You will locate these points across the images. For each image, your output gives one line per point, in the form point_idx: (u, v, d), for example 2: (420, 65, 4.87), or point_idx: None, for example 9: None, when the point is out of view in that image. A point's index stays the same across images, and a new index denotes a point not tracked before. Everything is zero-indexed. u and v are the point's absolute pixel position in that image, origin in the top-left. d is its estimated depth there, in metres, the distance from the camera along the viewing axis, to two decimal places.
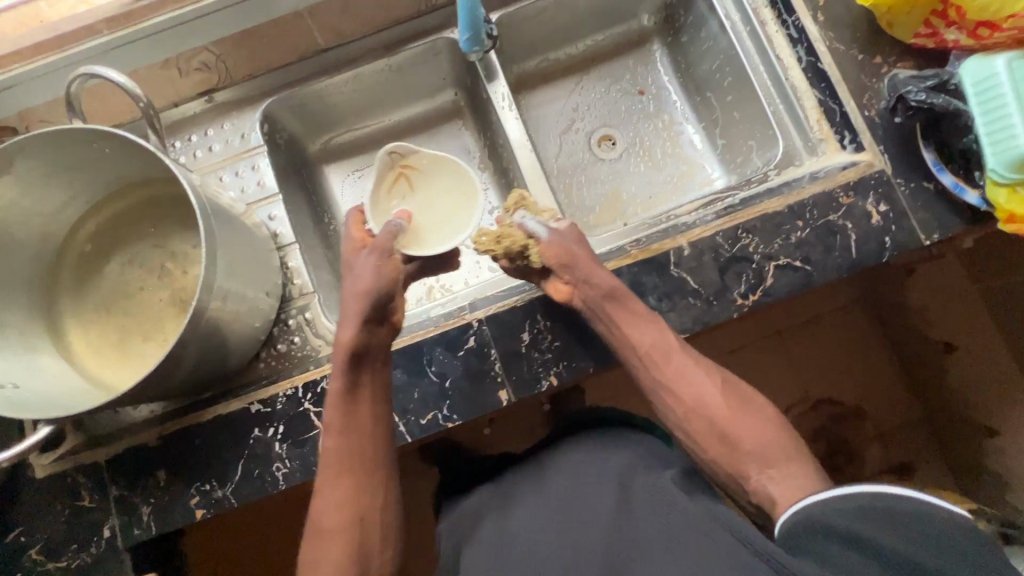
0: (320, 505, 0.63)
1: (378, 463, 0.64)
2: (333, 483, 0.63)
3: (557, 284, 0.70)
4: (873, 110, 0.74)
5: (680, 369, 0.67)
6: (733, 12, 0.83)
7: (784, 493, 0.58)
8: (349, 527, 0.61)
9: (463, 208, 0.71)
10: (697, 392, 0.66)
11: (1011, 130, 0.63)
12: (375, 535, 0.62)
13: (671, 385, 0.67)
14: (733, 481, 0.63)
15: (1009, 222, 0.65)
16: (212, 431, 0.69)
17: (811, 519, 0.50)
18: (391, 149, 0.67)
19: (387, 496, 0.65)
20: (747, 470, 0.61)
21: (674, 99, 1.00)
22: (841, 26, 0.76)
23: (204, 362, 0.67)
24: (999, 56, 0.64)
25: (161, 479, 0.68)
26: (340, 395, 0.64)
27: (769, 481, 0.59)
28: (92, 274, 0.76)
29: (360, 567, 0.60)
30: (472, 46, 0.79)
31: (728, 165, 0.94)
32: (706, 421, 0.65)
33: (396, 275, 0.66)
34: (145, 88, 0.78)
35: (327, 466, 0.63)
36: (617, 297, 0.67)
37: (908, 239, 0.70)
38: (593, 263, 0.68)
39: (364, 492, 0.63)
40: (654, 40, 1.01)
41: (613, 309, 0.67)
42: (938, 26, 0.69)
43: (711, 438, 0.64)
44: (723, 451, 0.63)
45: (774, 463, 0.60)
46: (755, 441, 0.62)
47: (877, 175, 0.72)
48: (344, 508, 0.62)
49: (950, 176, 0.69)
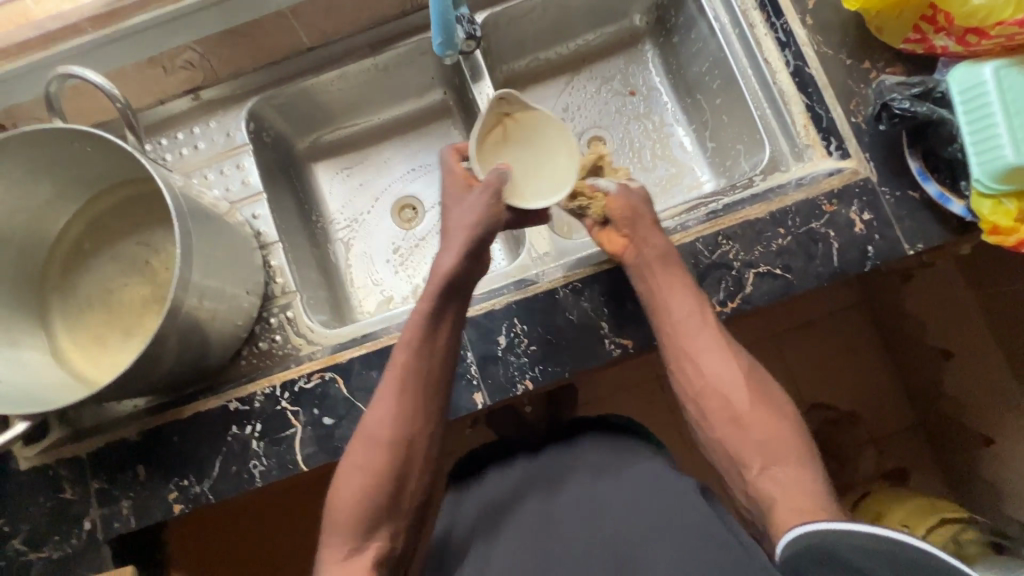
0: (374, 420, 0.63)
1: (437, 398, 0.65)
2: (393, 401, 0.63)
3: (614, 236, 0.73)
4: (859, 116, 0.73)
5: (712, 344, 0.67)
6: (722, 14, 0.82)
7: (778, 492, 0.58)
8: (397, 447, 0.62)
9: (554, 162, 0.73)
10: (717, 375, 0.66)
11: (997, 139, 0.61)
12: (415, 462, 0.64)
13: (695, 361, 0.67)
14: (732, 471, 0.63)
15: (993, 233, 0.64)
16: (192, 427, 0.70)
17: (825, 547, 0.46)
18: (501, 96, 0.69)
19: (434, 433, 0.65)
20: (749, 462, 0.62)
21: (664, 100, 0.99)
22: (829, 30, 0.75)
23: (183, 358, 0.68)
24: (987, 64, 0.63)
25: (141, 474, 0.69)
26: (426, 320, 0.66)
27: (771, 478, 0.59)
28: (80, 270, 0.77)
29: (394, 488, 0.62)
30: (446, 51, 0.76)
31: (716, 168, 0.93)
32: (723, 403, 0.65)
33: (498, 218, 0.68)
34: (130, 87, 0.78)
35: (391, 385, 0.64)
36: (671, 263, 0.69)
37: (891, 248, 0.69)
38: (654, 228, 0.71)
39: (417, 418, 0.64)
40: (645, 40, 1.00)
41: (663, 273, 0.68)
42: (928, 32, 0.67)
43: (724, 419, 0.64)
44: (733, 434, 0.64)
45: (779, 460, 0.60)
46: (766, 434, 0.62)
47: (862, 183, 0.71)
48: (395, 430, 0.63)
49: (935, 185, 0.68)
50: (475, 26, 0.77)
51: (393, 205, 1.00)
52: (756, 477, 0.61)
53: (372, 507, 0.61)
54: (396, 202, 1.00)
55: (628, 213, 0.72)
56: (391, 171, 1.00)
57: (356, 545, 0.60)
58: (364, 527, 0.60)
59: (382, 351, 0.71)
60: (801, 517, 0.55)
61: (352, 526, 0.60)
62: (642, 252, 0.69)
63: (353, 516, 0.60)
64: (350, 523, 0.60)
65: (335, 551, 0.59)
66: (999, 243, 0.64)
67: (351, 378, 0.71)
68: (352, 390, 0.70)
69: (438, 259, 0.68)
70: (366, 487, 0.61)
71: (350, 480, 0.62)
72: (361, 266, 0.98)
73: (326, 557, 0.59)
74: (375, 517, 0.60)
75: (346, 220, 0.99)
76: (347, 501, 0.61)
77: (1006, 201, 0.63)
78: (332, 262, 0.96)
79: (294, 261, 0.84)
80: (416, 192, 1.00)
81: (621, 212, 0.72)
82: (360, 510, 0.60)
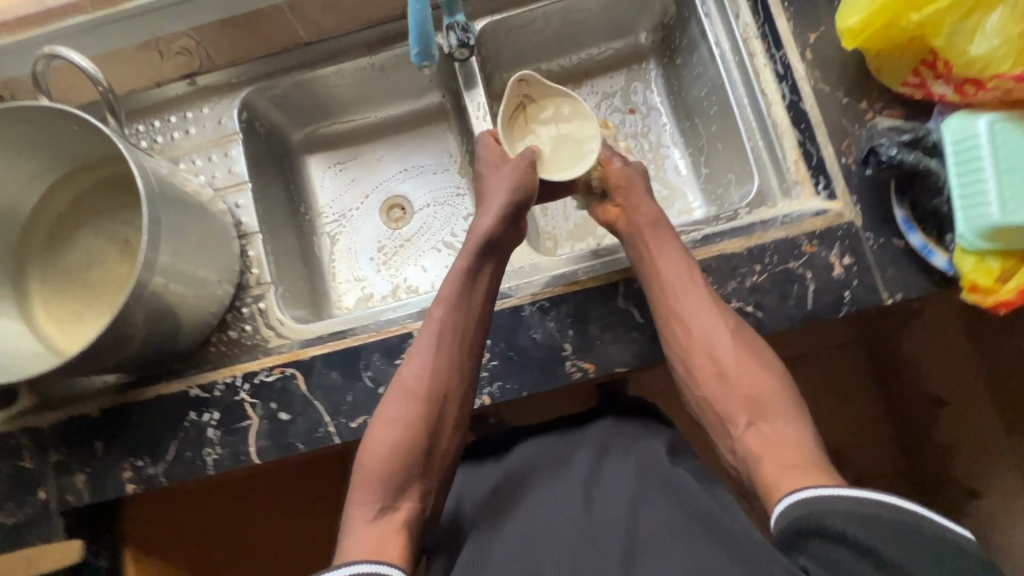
0: (409, 373, 0.65)
1: (472, 357, 0.67)
2: (431, 356, 0.65)
3: (609, 208, 0.77)
4: (850, 157, 0.71)
5: (701, 305, 0.66)
6: (724, 41, 0.80)
7: (762, 447, 0.58)
8: (433, 402, 0.64)
9: (575, 140, 0.78)
10: (704, 333, 0.65)
11: (983, 195, 0.59)
12: (449, 420, 0.65)
13: (683, 321, 0.66)
14: (719, 428, 0.64)
15: (972, 292, 0.62)
16: (152, 409, 0.71)
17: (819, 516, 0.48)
18: (520, 77, 0.73)
19: (469, 389, 0.67)
20: (736, 419, 0.62)
21: (663, 120, 0.97)
22: (828, 66, 0.73)
23: (151, 339, 0.69)
24: (983, 116, 0.60)
25: (98, 450, 0.71)
26: (463, 278, 0.69)
27: (757, 434, 0.60)
28: (62, 242, 0.78)
29: (427, 444, 0.62)
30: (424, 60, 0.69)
31: (708, 195, 0.92)
32: (709, 360, 0.65)
33: (534, 189, 0.72)
34: (126, 68, 0.80)
35: (428, 341, 0.66)
36: (661, 228, 0.71)
37: (869, 296, 0.67)
38: (647, 198, 0.75)
39: (452, 374, 0.65)
40: (650, 59, 0.97)
41: (653, 237, 0.71)
42: (927, 77, 0.65)
43: (709, 374, 0.65)
44: (719, 389, 0.64)
45: (767, 416, 0.60)
46: (751, 388, 0.62)
47: (845, 226, 0.69)
48: (431, 384, 0.64)
49: (919, 235, 0.66)
50: (468, 35, 0.76)
51: (382, 203, 1.00)
52: (742, 432, 0.61)
53: (406, 462, 0.61)
54: (385, 200, 1.00)
55: (639, 199, 0.75)
56: (384, 170, 1.01)
57: (387, 503, 0.59)
58: (396, 484, 0.59)
59: (344, 352, 0.71)
60: (786, 471, 0.54)
61: (384, 482, 0.59)
62: (631, 218, 0.73)
63: (386, 472, 0.60)
64: (383, 479, 0.59)
65: (365, 508, 0.58)
66: (977, 302, 0.62)
67: (311, 375, 0.71)
68: (311, 388, 0.70)
69: (476, 223, 0.72)
70: (401, 442, 0.61)
71: (383, 435, 0.62)
72: (345, 261, 0.98)
73: (356, 515, 0.58)
74: (407, 474, 0.60)
75: (334, 215, 0.99)
76: (381, 455, 0.61)
77: (988, 259, 0.61)
78: (316, 254, 0.97)
79: (273, 252, 0.84)
80: (406, 192, 1.00)
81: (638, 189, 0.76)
82: (394, 467, 0.60)
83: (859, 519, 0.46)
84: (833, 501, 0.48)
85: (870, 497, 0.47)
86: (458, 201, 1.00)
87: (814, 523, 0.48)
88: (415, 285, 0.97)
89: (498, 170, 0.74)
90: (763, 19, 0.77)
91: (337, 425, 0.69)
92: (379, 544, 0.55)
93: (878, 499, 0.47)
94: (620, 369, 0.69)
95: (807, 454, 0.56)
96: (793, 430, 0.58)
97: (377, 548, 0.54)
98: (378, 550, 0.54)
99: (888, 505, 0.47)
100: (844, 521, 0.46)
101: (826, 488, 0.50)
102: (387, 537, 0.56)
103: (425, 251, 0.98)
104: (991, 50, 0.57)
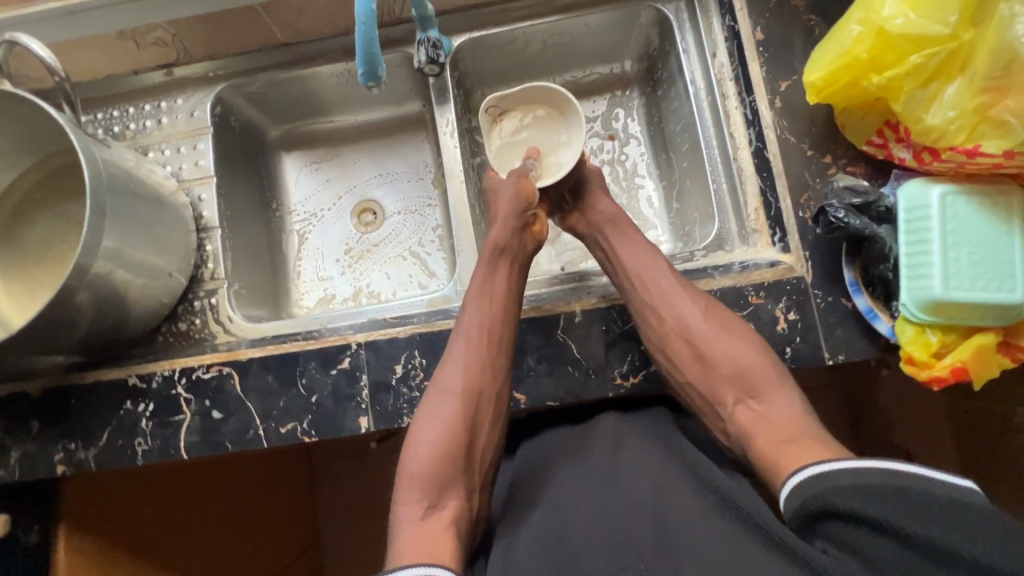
0: (447, 371, 0.65)
1: (502, 352, 0.67)
2: (464, 354, 0.66)
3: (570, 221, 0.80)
4: (807, 212, 0.69)
5: (670, 292, 0.68)
6: (699, 79, 0.80)
7: (754, 424, 0.59)
8: (469, 399, 0.63)
9: (562, 129, 0.81)
10: (676, 314, 0.66)
11: (926, 267, 0.58)
12: (487, 415, 0.64)
13: (656, 307, 0.67)
14: (709, 412, 0.64)
15: (909, 363, 0.61)
16: (90, 394, 0.73)
17: (816, 497, 0.49)
18: (487, 104, 0.78)
19: (502, 383, 0.66)
20: (725, 398, 0.63)
21: (640, 149, 0.94)
22: (797, 116, 0.71)
23: (99, 326, 0.70)
24: (937, 186, 0.59)
25: (34, 429, 0.72)
26: (483, 279, 0.71)
27: (746, 410, 0.61)
28: (25, 220, 0.79)
29: (468, 441, 0.62)
30: (370, 82, 0.58)
31: (677, 230, 0.89)
32: (685, 341, 0.65)
33: (534, 197, 0.76)
34: (103, 55, 0.81)
35: (462, 341, 0.67)
36: (620, 224, 0.76)
37: (811, 355, 0.66)
38: (603, 196, 0.79)
39: (486, 369, 0.65)
40: (634, 86, 0.94)
41: (614, 234, 0.76)
42: (890, 139, 0.64)
43: (689, 358, 0.65)
44: (700, 371, 0.64)
45: (755, 393, 0.61)
46: (733, 364, 0.62)
47: (795, 281, 0.67)
48: (466, 381, 0.64)
49: (866, 299, 0.65)
50: (438, 51, 0.76)
51: (354, 205, 0.99)
52: (732, 411, 0.62)
53: (449, 460, 0.60)
54: (357, 203, 0.99)
55: (608, 216, 0.77)
56: (359, 173, 1.00)
57: (433, 501, 0.59)
58: (439, 481, 0.59)
59: (281, 357, 0.72)
60: (784, 446, 0.56)
61: (430, 481, 0.59)
62: (589, 218, 0.78)
63: (431, 471, 0.60)
64: (428, 478, 0.59)
65: (414, 508, 0.58)
66: (912, 373, 0.61)
67: (246, 376, 0.71)
68: (245, 389, 0.71)
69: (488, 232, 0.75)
70: (443, 440, 0.61)
71: (425, 436, 0.62)
72: (311, 259, 0.97)
73: (405, 515, 0.58)
74: (451, 473, 0.60)
75: (306, 213, 0.98)
76: (425, 455, 0.61)
77: (929, 332, 0.60)
78: (282, 252, 0.96)
79: (232, 249, 0.85)
80: (380, 198, 0.99)
81: (605, 213, 0.77)
82: (438, 466, 0.60)
83: (856, 487, 0.47)
84: (836, 474, 0.49)
85: (871, 466, 0.48)
86: (429, 211, 0.98)
87: (816, 496, 0.49)
88: (377, 291, 0.95)
89: (501, 184, 0.77)
90: (736, 62, 0.76)
91: (267, 429, 0.70)
92: (431, 544, 0.55)
93: (871, 468, 0.48)
94: (552, 403, 0.69)
95: (801, 427, 0.57)
96: (784, 403, 0.59)
97: (429, 550, 0.54)
98: (430, 552, 0.53)
99: (891, 471, 0.47)
100: (842, 492, 0.47)
101: (829, 463, 0.50)
102: (438, 536, 0.56)
103: (389, 258, 0.96)
104: (946, 122, 0.55)
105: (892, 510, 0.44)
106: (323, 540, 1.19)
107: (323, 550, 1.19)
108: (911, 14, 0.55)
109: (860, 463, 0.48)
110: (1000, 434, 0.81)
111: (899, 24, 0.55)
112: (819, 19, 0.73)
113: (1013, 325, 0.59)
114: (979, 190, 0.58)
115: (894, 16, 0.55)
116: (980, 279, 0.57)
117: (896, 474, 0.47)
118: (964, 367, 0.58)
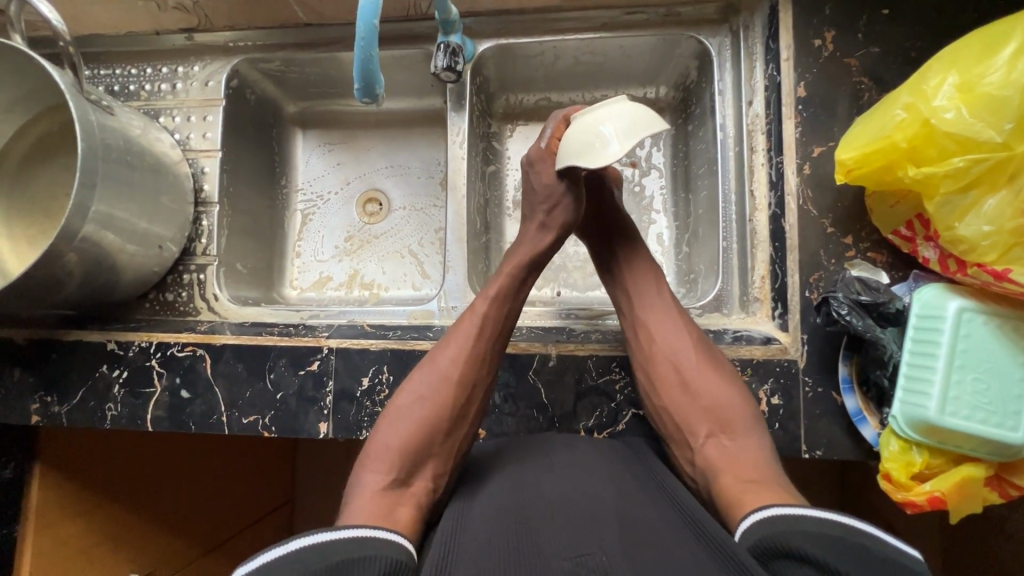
0: (450, 350, 0.63)
1: (502, 344, 0.66)
2: (470, 336, 0.64)
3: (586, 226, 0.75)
4: (815, 292, 0.64)
5: (666, 320, 0.65)
6: (730, 126, 0.76)
7: (721, 459, 0.55)
8: (466, 376, 0.62)
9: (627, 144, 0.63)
10: (668, 343, 0.64)
11: (926, 385, 0.55)
12: (477, 401, 0.63)
13: (649, 330, 0.65)
14: (677, 438, 0.60)
15: (887, 480, 0.58)
16: (69, 352, 0.74)
17: (773, 535, 0.43)
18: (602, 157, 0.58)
19: (495, 372, 0.65)
20: (696, 429, 0.59)
21: (662, 182, 0.86)
22: (824, 187, 0.65)
23: (86, 288, 0.71)
24: (955, 299, 0.55)
25: (16, 376, 0.75)
26: (508, 283, 0.68)
27: (712, 447, 0.57)
28: (33, 167, 0.81)
29: (458, 411, 0.60)
30: (364, 97, 0.63)
31: (682, 275, 0.83)
32: (671, 367, 0.62)
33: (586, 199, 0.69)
34: (127, 12, 0.82)
35: (473, 319, 0.65)
36: (633, 240, 0.72)
37: (787, 444, 0.61)
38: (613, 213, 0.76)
39: (488, 352, 0.64)
40: (665, 113, 0.87)
41: (624, 254, 0.72)
42: (919, 235, 0.59)
43: (672, 384, 0.61)
44: (678, 398, 0.61)
45: (727, 429, 0.57)
46: (712, 398, 0.59)
47: (786, 363, 0.63)
48: (466, 363, 0.63)
49: (856, 398, 0.61)
50: (457, 58, 0.73)
51: (360, 193, 0.95)
52: (701, 444, 0.58)
53: (428, 436, 0.58)
54: (364, 192, 0.95)
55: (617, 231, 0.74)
56: (370, 161, 0.96)
57: (405, 475, 0.55)
58: (416, 454, 0.56)
59: (253, 348, 0.72)
60: (744, 488, 0.50)
61: (405, 454, 0.56)
62: (596, 236, 0.74)
63: (407, 444, 0.57)
64: (403, 451, 0.56)
65: (378, 477, 0.54)
66: (888, 490, 0.58)
67: (218, 362, 0.72)
68: (215, 374, 0.72)
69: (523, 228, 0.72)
70: (430, 414, 0.59)
71: (409, 412, 0.60)
72: (312, 240, 0.94)
73: (368, 482, 0.54)
74: (428, 447, 0.57)
75: (312, 194, 0.96)
76: (408, 429, 0.58)
77: (913, 451, 0.56)
78: (282, 230, 0.94)
79: (228, 226, 0.84)
80: (387, 188, 0.95)
81: (612, 228, 0.73)
82: (418, 440, 0.57)
83: (817, 534, 0.41)
84: (806, 520, 0.43)
85: (831, 519, 0.42)
86: (434, 211, 0.93)
87: (773, 535, 0.43)
88: (371, 282, 0.91)
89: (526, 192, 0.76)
90: (772, 114, 0.70)
91: (230, 416, 0.71)
92: (388, 512, 0.50)
93: (829, 519, 0.42)
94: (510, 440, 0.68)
95: (765, 468, 0.53)
96: (754, 444, 0.56)
97: (386, 518, 0.49)
98: (386, 518, 0.49)
99: (851, 530, 0.42)
100: (803, 536, 0.41)
101: (791, 508, 0.45)
102: (397, 508, 0.51)
103: (388, 253, 0.92)
104: (979, 235, 0.51)
105: (856, 569, 0.38)
106: (296, 502, 1.21)
107: (296, 509, 1.20)
108: (963, 109, 0.51)
109: (819, 512, 0.43)
110: (988, 538, 0.74)
111: (948, 119, 0.51)
112: (870, 83, 0.66)
113: (1007, 463, 0.55)
114: (1001, 313, 0.54)
115: (944, 109, 0.52)
116: (980, 410, 0.53)
117: (854, 533, 0.41)
118: (942, 497, 0.55)
